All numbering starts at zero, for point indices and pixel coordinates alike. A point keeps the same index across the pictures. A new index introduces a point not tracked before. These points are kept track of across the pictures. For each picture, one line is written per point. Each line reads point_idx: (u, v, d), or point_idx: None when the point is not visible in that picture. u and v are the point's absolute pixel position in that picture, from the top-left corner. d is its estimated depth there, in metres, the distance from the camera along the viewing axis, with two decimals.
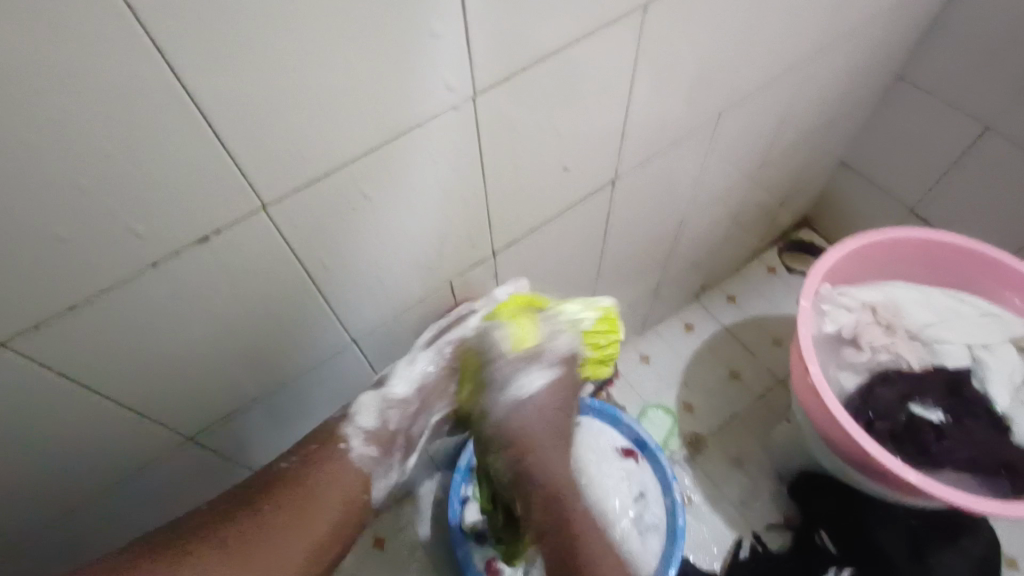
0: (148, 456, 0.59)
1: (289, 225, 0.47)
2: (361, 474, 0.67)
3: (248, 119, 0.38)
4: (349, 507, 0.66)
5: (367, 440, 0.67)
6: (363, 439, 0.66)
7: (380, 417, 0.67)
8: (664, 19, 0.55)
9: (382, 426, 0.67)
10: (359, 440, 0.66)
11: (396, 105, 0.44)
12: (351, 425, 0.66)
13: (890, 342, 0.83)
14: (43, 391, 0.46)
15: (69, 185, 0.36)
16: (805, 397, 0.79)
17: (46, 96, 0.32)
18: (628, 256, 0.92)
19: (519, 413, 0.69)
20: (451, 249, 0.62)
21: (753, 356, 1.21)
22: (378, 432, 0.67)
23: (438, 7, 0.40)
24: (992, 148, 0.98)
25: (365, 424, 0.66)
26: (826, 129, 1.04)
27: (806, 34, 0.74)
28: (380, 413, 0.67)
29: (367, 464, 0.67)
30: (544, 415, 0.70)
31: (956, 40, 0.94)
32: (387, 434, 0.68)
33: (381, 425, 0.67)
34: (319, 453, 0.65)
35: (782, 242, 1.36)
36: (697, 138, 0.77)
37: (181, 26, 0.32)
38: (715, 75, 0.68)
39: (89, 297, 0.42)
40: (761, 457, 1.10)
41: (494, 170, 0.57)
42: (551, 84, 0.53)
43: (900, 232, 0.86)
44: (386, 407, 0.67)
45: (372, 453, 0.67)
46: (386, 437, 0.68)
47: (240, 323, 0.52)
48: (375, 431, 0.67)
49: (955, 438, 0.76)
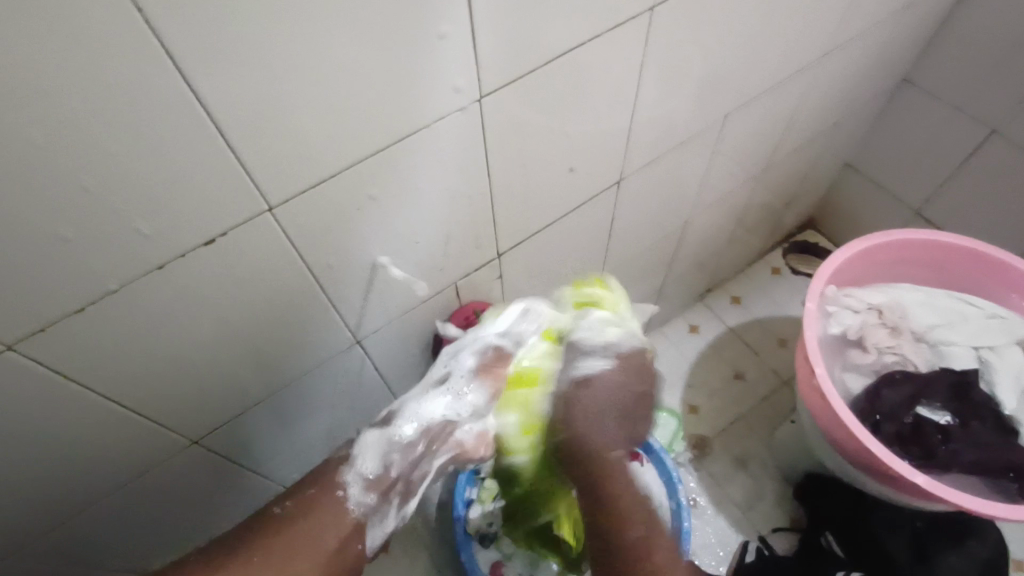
0: (153, 458, 0.59)
1: (296, 226, 0.47)
2: (356, 525, 0.58)
3: (255, 121, 0.38)
4: (340, 559, 0.56)
5: (366, 487, 0.59)
6: (362, 486, 0.59)
7: (382, 460, 0.61)
8: (672, 22, 0.55)
9: (385, 470, 0.61)
10: (357, 487, 0.59)
11: (403, 108, 0.44)
12: (350, 471, 0.59)
13: (895, 343, 0.84)
14: (49, 394, 0.46)
15: (76, 186, 0.36)
16: (811, 397, 0.79)
17: (55, 98, 0.31)
18: (632, 257, 0.92)
19: (579, 395, 0.59)
20: (456, 250, 0.62)
21: (758, 357, 1.21)
22: (379, 477, 0.60)
23: (446, 8, 0.40)
24: (999, 150, 0.98)
25: (365, 469, 0.60)
26: (832, 131, 1.03)
27: (813, 37, 0.74)
28: (383, 457, 0.61)
29: (363, 514, 0.59)
30: (614, 395, 0.58)
31: (962, 41, 0.93)
32: (389, 483, 0.61)
33: (383, 469, 0.61)
34: (309, 495, 0.58)
35: (787, 243, 1.36)
36: (703, 140, 0.77)
37: (189, 29, 0.32)
38: (722, 77, 0.68)
39: (96, 299, 0.42)
40: (766, 459, 1.10)
41: (501, 172, 0.57)
42: (559, 86, 0.53)
43: (909, 234, 0.85)
44: (390, 451, 0.61)
45: (370, 501, 0.59)
46: (386, 485, 0.61)
47: (246, 325, 0.52)
48: (376, 478, 0.60)
49: (962, 440, 0.75)
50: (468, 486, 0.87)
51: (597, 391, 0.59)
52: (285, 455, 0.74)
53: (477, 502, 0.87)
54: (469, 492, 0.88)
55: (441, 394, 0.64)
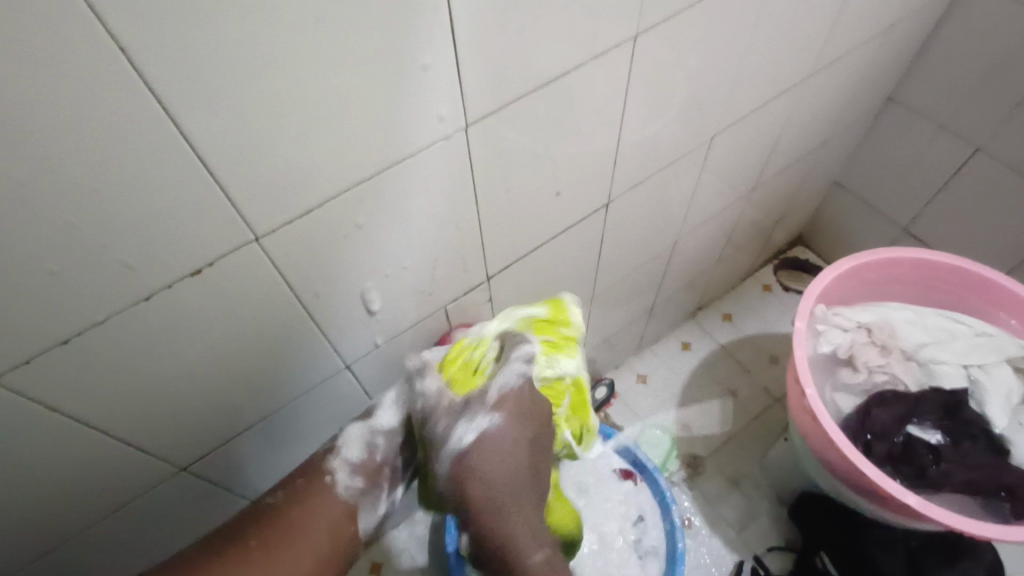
0: (140, 487, 0.58)
1: (282, 255, 0.47)
2: (347, 508, 0.61)
3: (241, 154, 0.39)
4: (334, 544, 0.60)
5: (354, 471, 0.62)
6: (349, 470, 0.61)
7: (367, 446, 0.63)
8: (653, 50, 0.56)
9: (370, 453, 0.63)
10: (344, 472, 0.61)
11: (387, 137, 0.45)
12: (336, 457, 0.61)
13: (884, 362, 0.83)
14: (35, 427, 0.46)
15: (61, 221, 0.36)
16: (801, 417, 0.79)
17: (40, 135, 0.32)
18: (622, 277, 0.92)
19: (482, 441, 0.56)
20: (445, 274, 0.62)
21: (751, 375, 1.21)
22: (367, 462, 0.62)
23: (428, 43, 0.41)
24: (984, 167, 0.99)
25: (353, 455, 0.62)
26: (819, 149, 1.05)
27: (796, 61, 0.75)
28: (368, 443, 0.63)
29: (354, 497, 0.61)
30: (483, 481, 0.55)
31: (943, 62, 0.95)
32: (374, 466, 0.63)
33: (369, 453, 0.63)
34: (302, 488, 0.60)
35: (777, 260, 1.37)
36: (690, 161, 0.78)
37: (174, 70, 0.33)
38: (707, 100, 0.69)
39: (81, 331, 0.42)
40: (760, 477, 1.09)
41: (487, 198, 0.57)
42: (544, 112, 0.54)
43: (893, 253, 0.86)
44: (373, 437, 0.63)
45: (360, 483, 0.62)
46: (373, 468, 0.63)
47: (233, 352, 0.52)
48: (362, 463, 0.62)
49: (952, 459, 0.76)
50: None
51: (483, 457, 0.56)
52: (274, 481, 0.74)
53: None
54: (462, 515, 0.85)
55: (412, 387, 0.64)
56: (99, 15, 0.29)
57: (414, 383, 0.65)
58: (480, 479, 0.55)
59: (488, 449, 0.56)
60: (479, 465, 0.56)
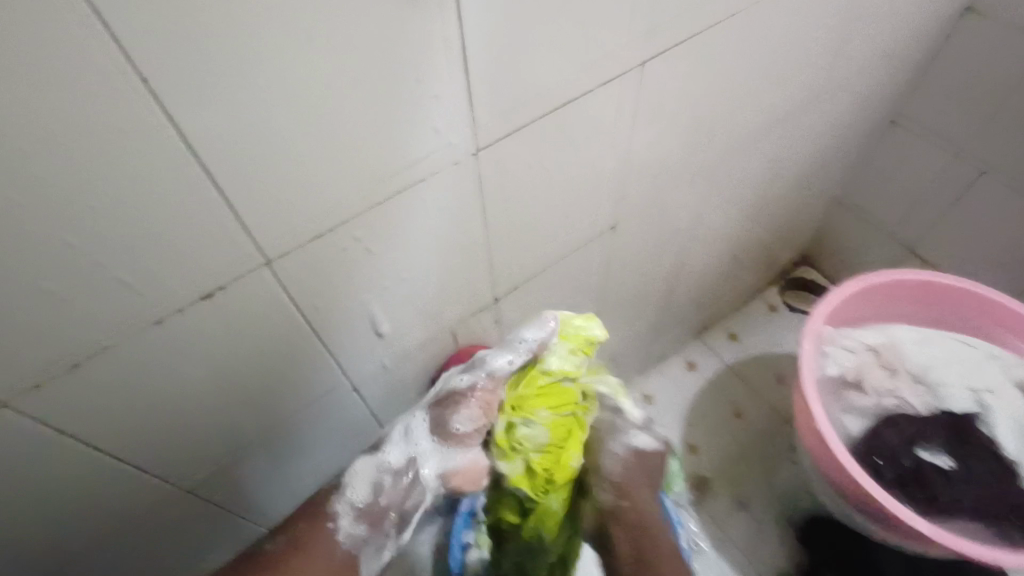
0: (145, 509, 0.58)
1: (292, 278, 0.47)
2: (351, 553, 0.60)
3: (254, 181, 0.39)
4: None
5: (359, 515, 0.61)
6: (354, 514, 0.60)
7: (373, 487, 0.61)
8: (659, 76, 0.57)
9: (375, 495, 0.61)
10: (349, 516, 0.60)
11: (397, 162, 0.45)
12: (341, 500, 0.60)
13: (894, 386, 0.84)
14: (41, 449, 0.46)
15: (77, 248, 0.36)
16: (810, 437, 0.78)
17: (58, 164, 0.32)
18: (628, 298, 0.92)
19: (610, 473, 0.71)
20: (452, 296, 0.63)
21: (757, 395, 1.20)
22: (371, 505, 0.61)
23: (439, 71, 0.42)
24: (988, 188, 0.99)
25: (358, 496, 0.61)
26: (822, 170, 1.05)
27: (800, 84, 0.76)
28: (374, 484, 0.61)
29: (356, 544, 0.60)
30: (641, 468, 0.72)
31: (944, 84, 0.96)
32: (377, 511, 0.61)
33: (373, 497, 0.61)
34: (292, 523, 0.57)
35: (782, 280, 1.37)
36: (695, 183, 0.78)
37: (192, 100, 0.34)
38: (711, 123, 0.70)
39: (92, 354, 0.42)
40: (767, 499, 1.08)
41: (495, 220, 0.58)
42: (552, 136, 0.54)
43: (901, 274, 0.86)
44: (380, 476, 0.61)
45: (364, 528, 0.61)
46: (377, 513, 0.61)
47: (241, 374, 0.52)
48: (366, 507, 0.61)
49: (961, 483, 0.75)
50: (464, 530, 0.76)
51: (638, 459, 0.72)
52: (278, 504, 0.73)
53: (473, 547, 0.77)
54: (465, 536, 0.77)
55: (421, 426, 0.62)
56: (118, 42, 0.30)
57: (423, 419, 0.63)
58: (635, 470, 0.71)
59: (639, 464, 0.72)
60: (638, 465, 0.72)
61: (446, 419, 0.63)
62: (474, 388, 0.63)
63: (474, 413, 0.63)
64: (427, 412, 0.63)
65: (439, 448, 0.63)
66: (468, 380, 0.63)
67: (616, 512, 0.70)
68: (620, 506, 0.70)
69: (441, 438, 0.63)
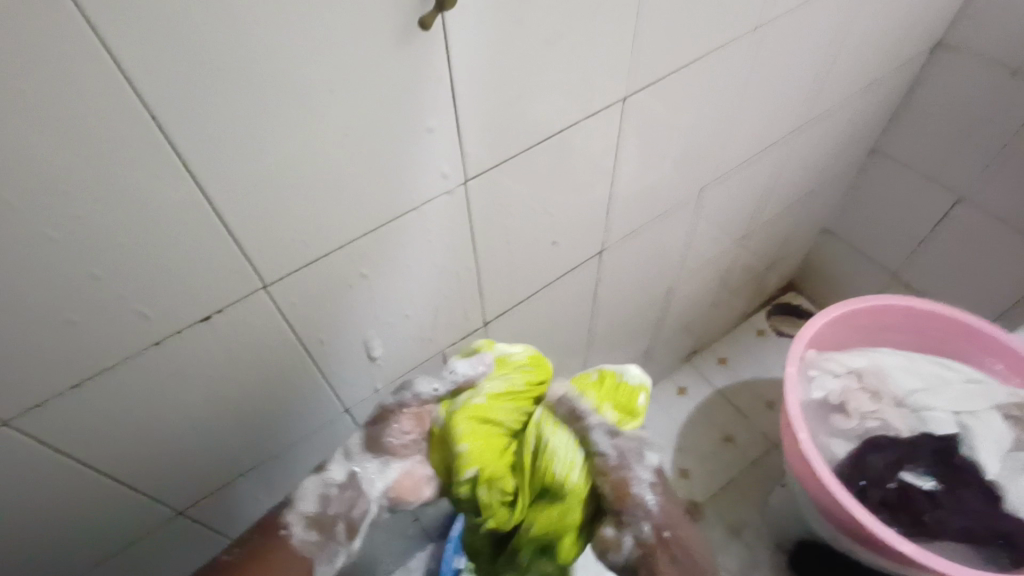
0: (137, 531, 0.59)
1: (289, 302, 0.49)
2: (303, 566, 0.53)
3: (256, 213, 0.42)
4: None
5: (310, 523, 0.54)
6: (305, 524, 0.53)
7: (320, 499, 0.54)
8: (643, 113, 0.60)
9: (323, 506, 0.54)
10: (299, 526, 0.53)
11: (393, 192, 0.47)
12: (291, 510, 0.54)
13: (876, 408, 0.85)
14: (40, 470, 0.47)
15: (83, 274, 0.38)
16: (797, 460, 0.79)
17: (71, 196, 0.34)
18: (618, 322, 0.94)
19: (639, 502, 0.48)
20: (444, 321, 0.64)
21: (748, 420, 1.21)
22: (321, 514, 0.54)
23: (434, 108, 0.44)
24: (966, 217, 1.03)
25: (307, 509, 0.54)
26: (806, 199, 1.08)
27: (781, 119, 0.80)
28: (321, 496, 0.54)
29: (308, 554, 0.53)
30: (673, 497, 0.50)
31: (922, 118, 1.00)
32: (326, 520, 0.54)
33: (322, 506, 0.54)
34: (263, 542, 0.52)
35: (771, 306, 1.40)
36: (681, 211, 0.81)
37: (200, 137, 0.36)
38: (696, 155, 0.73)
39: (93, 376, 0.43)
40: (759, 523, 1.09)
41: (487, 247, 0.60)
42: (541, 167, 0.57)
43: (884, 300, 0.89)
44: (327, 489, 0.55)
45: (315, 538, 0.53)
46: (327, 522, 0.53)
47: (237, 396, 0.53)
48: (315, 517, 0.54)
49: (947, 506, 0.76)
50: (455, 555, 0.80)
51: (665, 488, 0.50)
52: None
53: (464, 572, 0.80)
54: (456, 561, 0.80)
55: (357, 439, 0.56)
56: (136, 87, 0.32)
57: (359, 434, 0.56)
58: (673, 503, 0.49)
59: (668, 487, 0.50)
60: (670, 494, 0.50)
61: (380, 433, 0.56)
62: (401, 407, 0.57)
63: (407, 427, 0.57)
64: (361, 428, 0.57)
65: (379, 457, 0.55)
66: (395, 397, 0.58)
67: (666, 554, 0.46)
68: (666, 542, 0.47)
69: (376, 450, 0.55)
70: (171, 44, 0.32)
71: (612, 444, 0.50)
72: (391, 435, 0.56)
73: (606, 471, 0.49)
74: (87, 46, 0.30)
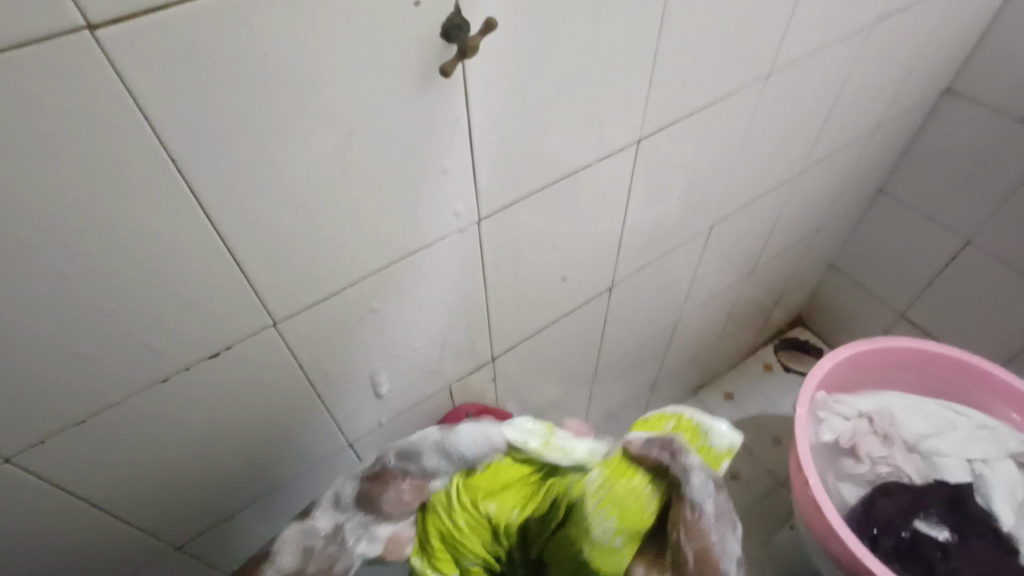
0: (133, 564, 0.57)
1: (296, 338, 0.49)
2: None
3: (267, 252, 0.41)
4: None
5: None
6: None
7: (301, 554, 0.48)
8: (654, 153, 0.61)
9: (304, 561, 0.48)
10: None
11: (404, 230, 0.47)
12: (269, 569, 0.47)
13: (887, 453, 0.84)
14: (37, 504, 0.46)
15: (94, 310, 0.38)
16: (804, 504, 0.78)
17: (87, 235, 0.34)
18: (625, 356, 0.94)
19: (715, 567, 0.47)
20: (450, 354, 0.64)
21: (755, 456, 1.20)
22: (300, 571, 0.48)
23: (448, 150, 0.44)
24: (975, 259, 1.02)
25: (285, 565, 0.47)
26: (814, 235, 1.08)
27: (790, 158, 0.80)
28: (303, 548, 0.48)
29: None
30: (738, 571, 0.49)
31: (929, 158, 1.00)
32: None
33: (303, 561, 0.48)
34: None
35: (777, 340, 1.39)
36: (690, 247, 0.81)
37: (216, 178, 0.36)
38: (704, 194, 0.73)
39: (99, 410, 0.43)
40: (765, 565, 1.06)
41: (495, 283, 0.59)
42: (553, 205, 0.57)
43: (892, 341, 0.88)
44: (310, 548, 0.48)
45: None
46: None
47: (241, 429, 0.53)
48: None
49: (960, 556, 0.73)
50: None
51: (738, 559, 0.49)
52: None
53: None
54: None
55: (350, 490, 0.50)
56: (157, 131, 0.32)
57: (352, 489, 0.51)
58: None
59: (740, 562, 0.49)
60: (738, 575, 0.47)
61: (377, 493, 0.51)
62: (406, 472, 0.52)
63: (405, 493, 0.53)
64: (354, 481, 0.51)
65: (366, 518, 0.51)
66: (398, 460, 0.52)
67: None
68: None
69: (367, 509, 0.51)
70: (195, 90, 0.32)
71: (704, 501, 0.48)
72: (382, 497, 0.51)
73: (692, 532, 0.47)
74: (113, 93, 0.30)
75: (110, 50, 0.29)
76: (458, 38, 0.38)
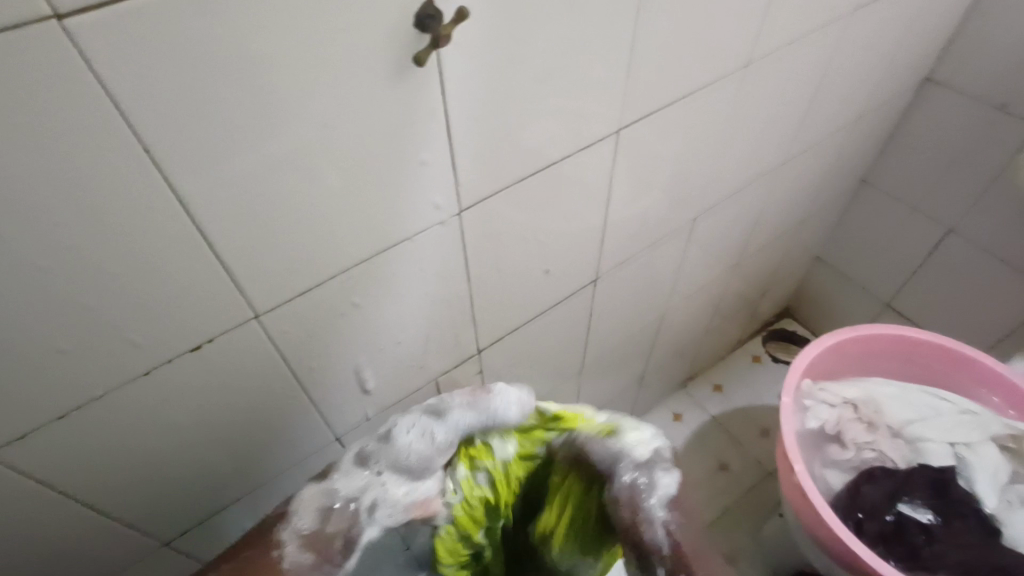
0: (120, 560, 0.57)
1: (279, 332, 0.49)
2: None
3: (246, 247, 0.42)
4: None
5: (305, 544, 0.49)
6: (299, 544, 0.48)
7: (319, 514, 0.50)
8: (634, 144, 0.61)
9: (321, 523, 0.50)
10: (293, 546, 0.48)
11: (384, 221, 0.48)
12: (288, 528, 0.49)
13: (872, 439, 0.85)
14: (21, 500, 0.46)
15: (69, 302, 0.37)
16: (791, 490, 0.79)
17: (62, 228, 0.34)
18: (612, 349, 0.94)
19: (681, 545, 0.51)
20: (436, 347, 0.64)
21: (743, 447, 1.21)
22: (318, 533, 0.49)
23: (426, 142, 0.45)
24: (957, 248, 1.04)
25: (304, 525, 0.49)
26: (799, 225, 1.09)
27: (772, 148, 0.81)
28: (322, 509, 0.50)
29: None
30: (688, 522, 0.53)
31: (911, 148, 1.01)
32: (324, 538, 0.49)
33: (319, 523, 0.50)
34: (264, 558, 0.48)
35: (765, 332, 1.40)
36: (675, 239, 0.81)
37: (189, 169, 0.36)
38: (688, 184, 0.73)
39: (81, 405, 0.43)
40: (754, 553, 1.07)
41: (479, 274, 0.60)
42: (536, 195, 0.57)
43: (876, 329, 0.89)
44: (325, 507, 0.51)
45: (311, 560, 0.48)
46: (324, 541, 0.49)
47: (224, 423, 0.52)
48: (311, 536, 0.49)
49: (944, 539, 0.75)
50: None
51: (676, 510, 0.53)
52: None
53: None
54: None
55: (356, 450, 0.54)
56: (132, 124, 0.32)
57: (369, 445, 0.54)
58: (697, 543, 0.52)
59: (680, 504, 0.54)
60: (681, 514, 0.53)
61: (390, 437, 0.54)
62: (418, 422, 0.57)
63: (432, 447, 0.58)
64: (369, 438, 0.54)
65: (387, 462, 0.53)
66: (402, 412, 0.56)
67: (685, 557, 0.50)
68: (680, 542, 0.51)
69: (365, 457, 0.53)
70: (171, 79, 0.32)
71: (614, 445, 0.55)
72: (393, 446, 0.53)
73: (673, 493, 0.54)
74: (83, 82, 0.30)
75: (82, 39, 0.29)
76: (432, 27, 0.38)
